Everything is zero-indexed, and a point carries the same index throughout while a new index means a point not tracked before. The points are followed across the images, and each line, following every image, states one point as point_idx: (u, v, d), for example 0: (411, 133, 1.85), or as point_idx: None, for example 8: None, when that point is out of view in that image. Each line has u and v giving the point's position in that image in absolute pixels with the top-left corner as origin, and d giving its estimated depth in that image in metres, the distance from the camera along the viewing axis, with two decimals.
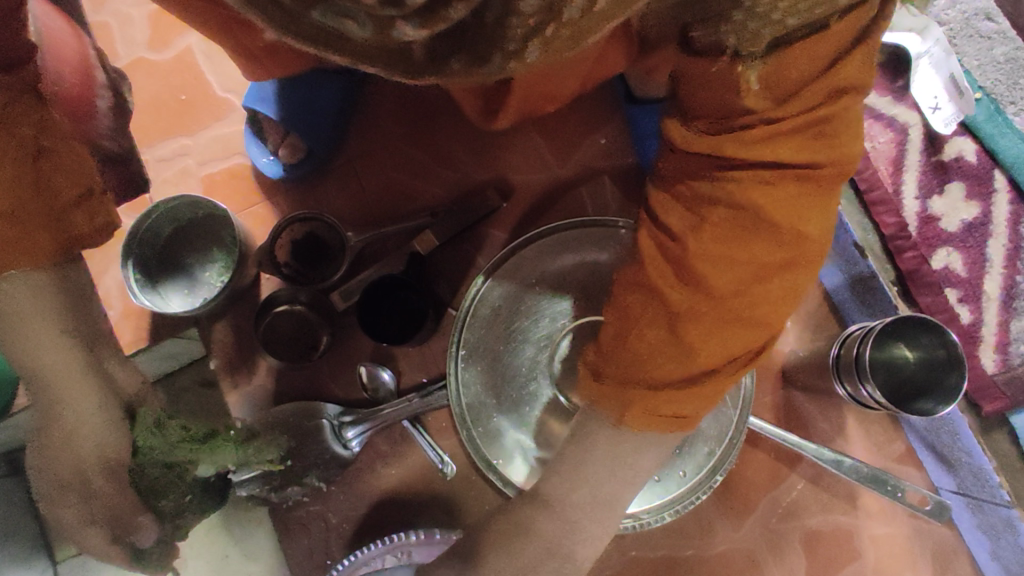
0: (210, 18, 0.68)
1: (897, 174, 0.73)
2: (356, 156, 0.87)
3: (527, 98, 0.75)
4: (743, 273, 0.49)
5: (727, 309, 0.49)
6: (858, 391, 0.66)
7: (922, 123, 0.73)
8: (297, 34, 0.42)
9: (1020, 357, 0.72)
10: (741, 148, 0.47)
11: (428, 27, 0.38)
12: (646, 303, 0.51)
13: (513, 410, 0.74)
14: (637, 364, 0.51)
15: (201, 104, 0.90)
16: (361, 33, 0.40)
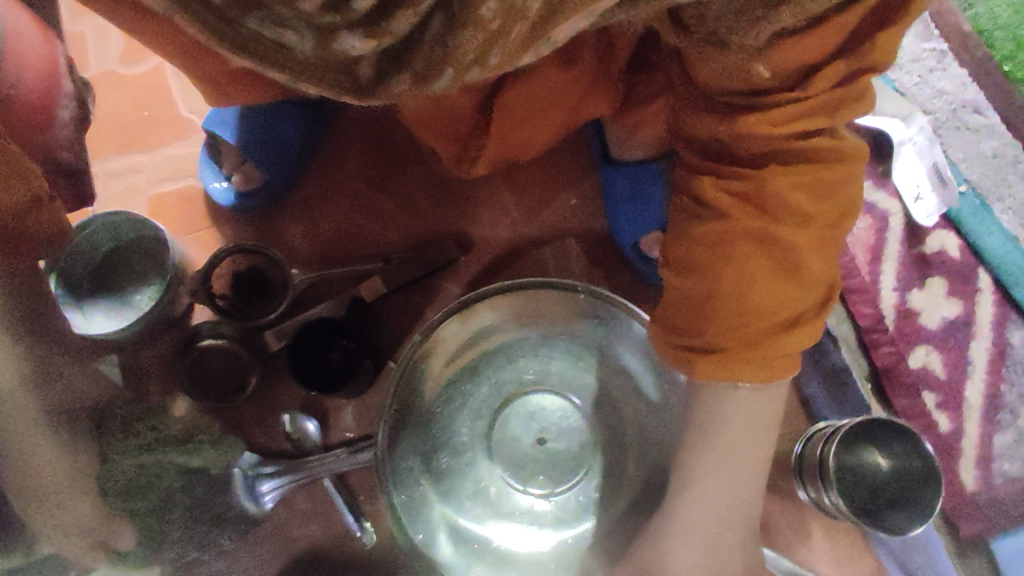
0: (170, 44, 0.63)
1: (875, 264, 0.68)
2: (315, 194, 0.83)
3: (505, 142, 0.72)
4: (782, 267, 0.45)
5: (772, 305, 0.45)
6: (821, 498, 0.59)
7: (903, 213, 0.69)
8: (234, 43, 0.41)
9: (1003, 475, 0.65)
10: (769, 128, 0.44)
11: (374, 39, 0.40)
12: (704, 311, 0.47)
13: (441, 480, 0.67)
14: (729, 367, 0.47)
15: (164, 124, 0.86)
16: (302, 46, 0.41)
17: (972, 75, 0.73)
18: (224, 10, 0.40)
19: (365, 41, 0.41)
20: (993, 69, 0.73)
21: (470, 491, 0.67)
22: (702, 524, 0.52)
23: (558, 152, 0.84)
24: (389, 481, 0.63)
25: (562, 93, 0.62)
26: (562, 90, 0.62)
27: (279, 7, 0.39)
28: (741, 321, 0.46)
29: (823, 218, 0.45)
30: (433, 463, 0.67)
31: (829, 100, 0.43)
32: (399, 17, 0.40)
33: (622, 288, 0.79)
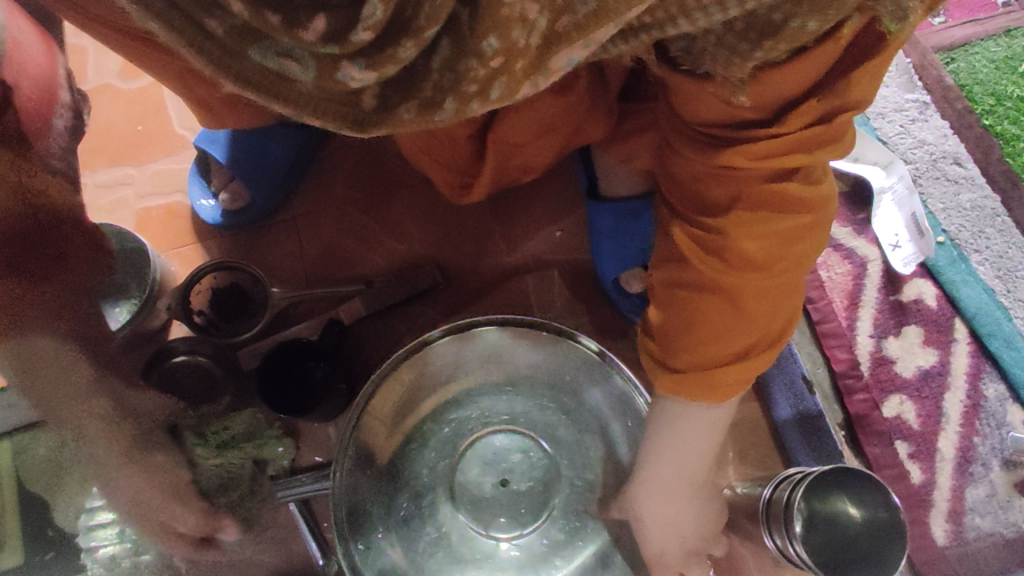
0: (163, 68, 0.64)
1: (852, 310, 0.68)
2: (304, 216, 0.83)
3: (504, 164, 0.75)
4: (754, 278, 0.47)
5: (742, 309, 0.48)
6: (787, 545, 0.58)
7: (881, 260, 0.69)
8: (240, 79, 0.42)
9: (975, 531, 0.64)
10: (747, 161, 0.46)
11: (376, 68, 0.41)
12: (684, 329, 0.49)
13: (403, 526, 0.66)
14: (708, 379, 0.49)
15: (157, 138, 0.87)
16: (304, 77, 0.42)
17: (954, 128, 0.74)
18: (226, 41, 0.40)
19: (366, 71, 0.41)
20: (975, 122, 0.74)
21: (431, 537, 0.66)
22: (676, 485, 0.55)
23: (545, 185, 0.84)
24: (347, 519, 0.62)
25: (562, 114, 0.66)
26: (561, 114, 0.66)
27: (283, 38, 0.40)
28: (720, 333, 0.48)
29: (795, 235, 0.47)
30: (393, 504, 0.66)
31: (804, 139, 0.45)
32: (404, 46, 0.41)
33: (602, 321, 0.79)
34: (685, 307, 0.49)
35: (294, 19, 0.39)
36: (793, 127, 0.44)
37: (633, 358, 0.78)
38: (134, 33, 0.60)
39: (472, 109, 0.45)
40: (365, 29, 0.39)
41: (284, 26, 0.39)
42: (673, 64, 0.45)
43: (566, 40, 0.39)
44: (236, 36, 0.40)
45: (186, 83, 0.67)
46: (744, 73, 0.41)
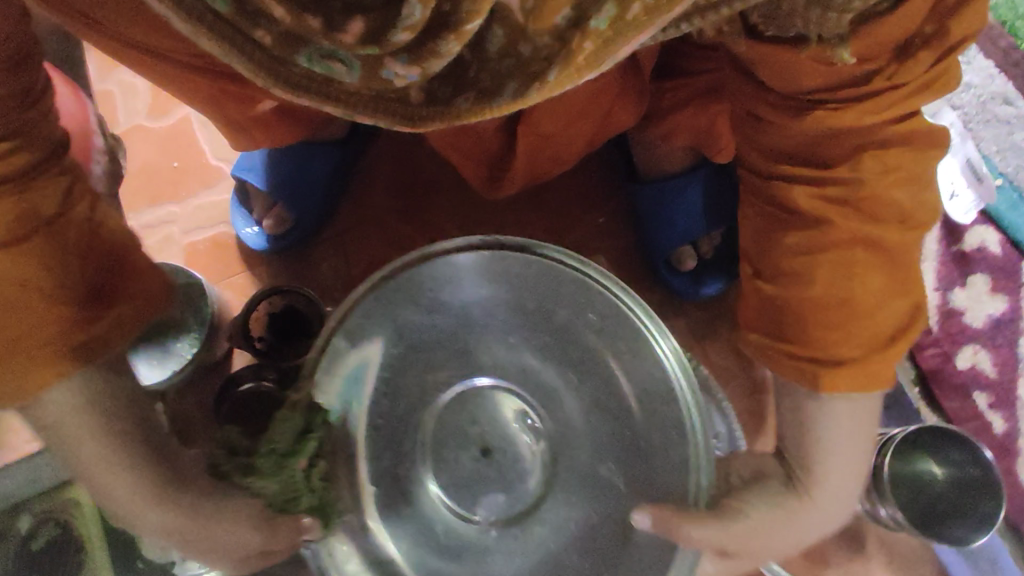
0: (198, 94, 0.65)
1: (912, 264, 0.67)
2: (347, 229, 0.84)
3: (536, 155, 0.73)
4: (869, 241, 0.45)
5: (867, 277, 0.46)
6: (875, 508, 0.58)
7: (939, 210, 0.68)
8: (287, 82, 0.41)
9: None
10: (859, 118, 0.44)
11: (419, 62, 0.41)
12: (829, 310, 0.46)
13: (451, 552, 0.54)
14: (853, 346, 0.46)
15: (193, 172, 0.89)
16: (350, 76, 0.42)
17: (1000, 66, 0.72)
18: (272, 48, 0.40)
19: (410, 65, 0.41)
20: (1020, 58, 0.72)
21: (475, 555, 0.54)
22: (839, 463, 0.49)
23: (581, 175, 0.84)
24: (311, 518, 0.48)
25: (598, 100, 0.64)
26: (590, 102, 0.64)
27: (326, 41, 0.40)
28: (852, 307, 0.46)
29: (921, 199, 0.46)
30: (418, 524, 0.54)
31: (910, 91, 0.43)
32: (446, 40, 0.40)
33: (654, 303, 0.79)
34: (797, 289, 0.47)
35: (334, 23, 0.39)
36: (896, 84, 0.43)
37: (690, 337, 0.77)
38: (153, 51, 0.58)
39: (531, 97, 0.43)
40: (405, 29, 0.39)
41: (324, 29, 0.39)
42: (756, 32, 0.43)
43: (634, 26, 0.38)
44: (280, 43, 0.39)
45: (217, 105, 0.67)
46: (843, 27, 0.39)
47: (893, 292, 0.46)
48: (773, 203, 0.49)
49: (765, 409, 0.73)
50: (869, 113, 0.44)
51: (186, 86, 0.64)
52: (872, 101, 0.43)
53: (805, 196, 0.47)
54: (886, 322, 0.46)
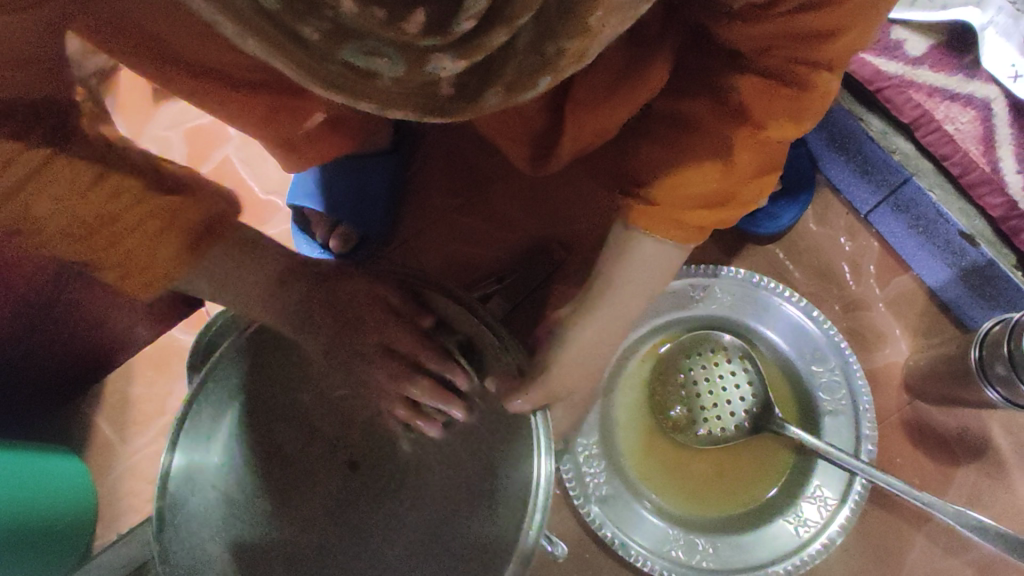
0: (250, 114, 0.65)
1: (990, 152, 0.70)
2: (411, 237, 0.84)
3: (583, 132, 0.69)
4: (702, 145, 0.51)
5: (687, 164, 0.52)
6: (1014, 390, 0.59)
7: (1004, 95, 0.70)
8: (316, 78, 0.36)
9: None
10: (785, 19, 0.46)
11: (468, 56, 0.36)
12: (690, 181, 0.52)
13: (615, 471, 0.71)
14: (676, 208, 0.53)
15: (247, 211, 0.89)
16: (391, 70, 0.37)
17: None
18: (318, 44, 0.34)
19: (459, 60, 0.36)
20: None
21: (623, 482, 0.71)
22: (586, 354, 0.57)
23: None
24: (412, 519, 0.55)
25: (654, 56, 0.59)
26: (640, 76, 0.60)
27: (380, 32, 0.34)
28: (689, 193, 0.52)
29: (781, 112, 0.49)
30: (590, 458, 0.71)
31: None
32: (496, 35, 0.35)
33: (729, 246, 0.78)
34: (663, 177, 0.52)
35: (397, 13, 0.33)
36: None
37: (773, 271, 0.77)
38: (202, 70, 0.58)
39: (565, 72, 0.40)
40: (469, 18, 0.34)
41: (387, 21, 0.34)
42: None
43: None
44: (326, 39, 0.34)
45: (270, 124, 0.67)
46: None
47: (718, 173, 0.51)
48: (714, 91, 0.52)
49: (864, 326, 0.74)
50: (809, 25, 0.46)
51: (238, 105, 0.64)
52: (811, 13, 0.45)
53: (751, 95, 0.50)
54: (686, 207, 0.52)
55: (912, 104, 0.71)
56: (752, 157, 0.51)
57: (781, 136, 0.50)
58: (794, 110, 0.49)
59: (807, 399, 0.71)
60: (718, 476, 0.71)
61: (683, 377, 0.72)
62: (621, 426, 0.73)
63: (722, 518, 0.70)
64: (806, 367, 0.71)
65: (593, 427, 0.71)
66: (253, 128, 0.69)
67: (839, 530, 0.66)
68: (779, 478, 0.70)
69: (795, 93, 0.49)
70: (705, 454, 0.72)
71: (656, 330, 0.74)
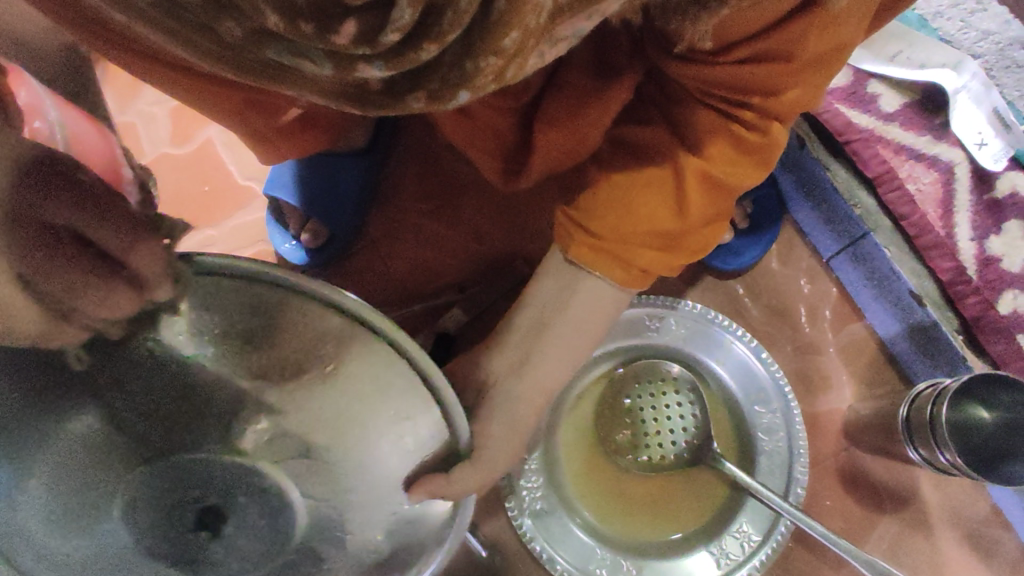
0: (219, 105, 0.66)
1: (947, 217, 0.71)
2: (379, 236, 0.85)
3: (550, 158, 0.70)
4: (653, 178, 0.53)
5: (638, 190, 0.53)
6: (933, 454, 0.61)
7: (968, 160, 0.71)
8: (240, 67, 0.39)
9: None
10: (726, 68, 0.48)
11: (395, 66, 0.37)
12: (650, 200, 0.53)
13: (551, 486, 0.73)
14: (633, 221, 0.53)
15: (225, 194, 0.91)
16: (319, 71, 0.39)
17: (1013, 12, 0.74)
18: (238, 40, 0.37)
19: (388, 69, 0.38)
20: None
21: (556, 499, 0.73)
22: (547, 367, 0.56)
23: None
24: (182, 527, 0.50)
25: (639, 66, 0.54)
26: (608, 103, 0.62)
27: (302, 42, 0.36)
28: (645, 223, 0.53)
29: (725, 158, 0.52)
30: (527, 472, 0.72)
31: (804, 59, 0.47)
32: (423, 48, 0.36)
33: (690, 277, 0.80)
34: (606, 206, 0.53)
35: (327, 26, 0.34)
36: (783, 43, 0.46)
37: (729, 306, 0.78)
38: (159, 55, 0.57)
39: (485, 89, 0.41)
40: (394, 31, 0.34)
41: (318, 33, 0.35)
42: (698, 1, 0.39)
43: None
44: (248, 38, 0.37)
45: (241, 115, 0.68)
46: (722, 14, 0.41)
47: (670, 205, 0.53)
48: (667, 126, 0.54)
49: (814, 370, 0.76)
50: (755, 78, 0.48)
51: (212, 97, 0.65)
52: (752, 63, 0.48)
53: (698, 130, 0.52)
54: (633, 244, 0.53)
55: (878, 159, 0.72)
56: (700, 197, 0.52)
57: (730, 179, 0.52)
58: (749, 152, 0.52)
59: (746, 435, 0.73)
60: (651, 501, 0.74)
61: (628, 403, 0.73)
62: (564, 445, 0.75)
63: (650, 541, 0.72)
64: (748, 404, 0.73)
65: (536, 444, 0.73)
66: (223, 119, 0.70)
67: (757, 566, 0.69)
68: (708, 511, 0.73)
69: (742, 134, 0.51)
70: (641, 477, 0.74)
71: (607, 355, 0.76)
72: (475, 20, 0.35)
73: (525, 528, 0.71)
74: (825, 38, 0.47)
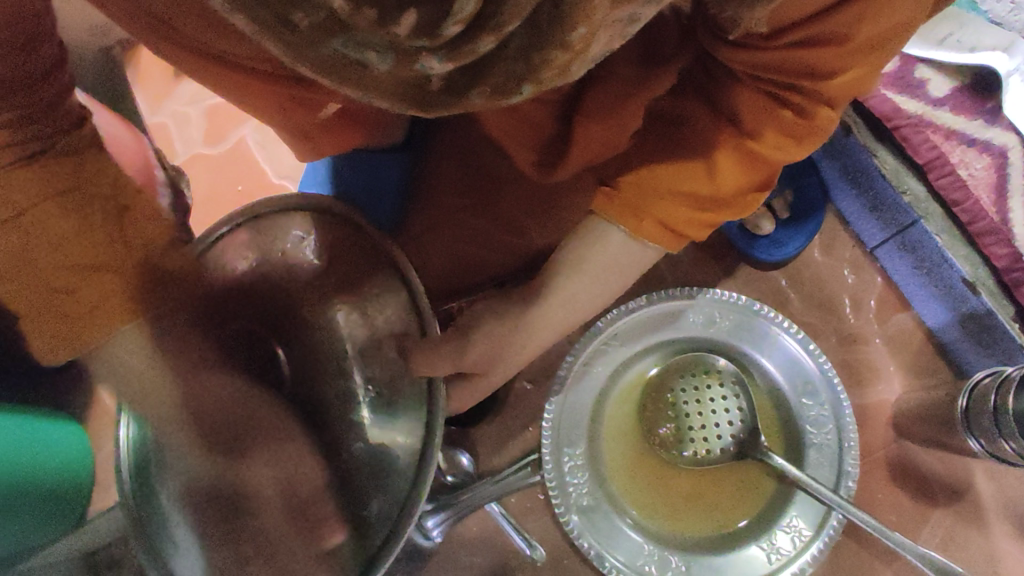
0: (261, 104, 0.66)
1: (1002, 202, 0.68)
2: (417, 232, 0.83)
3: (587, 150, 0.68)
4: (689, 158, 0.53)
5: (675, 170, 0.53)
6: (994, 443, 0.60)
7: (1022, 144, 0.68)
8: (304, 62, 0.39)
9: None
10: (777, 52, 0.47)
11: (457, 59, 0.37)
12: (686, 175, 0.53)
13: (597, 481, 0.72)
14: (660, 194, 0.54)
15: (259, 193, 0.90)
16: (380, 65, 0.38)
17: None
18: (307, 32, 0.37)
19: (447, 63, 0.38)
20: None
21: (602, 495, 0.72)
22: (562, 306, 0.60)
23: None
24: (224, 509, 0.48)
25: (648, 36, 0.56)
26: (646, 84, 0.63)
27: (370, 32, 0.36)
28: (677, 199, 0.54)
29: (771, 140, 0.51)
30: (572, 468, 0.72)
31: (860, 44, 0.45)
32: (483, 41, 0.36)
33: (731, 269, 0.79)
34: (640, 180, 0.54)
35: (388, 15, 0.35)
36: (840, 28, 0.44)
37: (771, 298, 0.78)
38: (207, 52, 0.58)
39: (549, 82, 0.41)
40: (456, 23, 0.35)
41: (378, 20, 0.35)
42: None
43: None
44: (316, 28, 0.36)
45: (283, 113, 0.68)
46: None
47: (701, 178, 0.53)
48: (715, 107, 0.52)
49: (859, 362, 0.75)
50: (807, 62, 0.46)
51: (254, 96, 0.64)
52: (808, 46, 0.45)
53: (746, 110, 0.50)
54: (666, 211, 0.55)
55: (928, 145, 0.69)
56: (733, 171, 0.53)
57: (769, 152, 0.52)
58: (796, 133, 0.51)
59: (795, 429, 0.71)
60: (697, 497, 0.73)
61: (671, 398, 0.72)
62: (607, 442, 0.74)
63: (697, 538, 0.71)
64: (795, 398, 0.72)
65: (580, 439, 0.73)
66: (265, 117, 0.70)
67: (809, 560, 0.68)
68: (756, 505, 0.72)
69: (792, 117, 0.50)
70: (686, 472, 0.73)
71: (650, 350, 0.75)
72: (540, 3, 0.35)
73: (571, 523, 0.71)
74: (886, 18, 0.44)
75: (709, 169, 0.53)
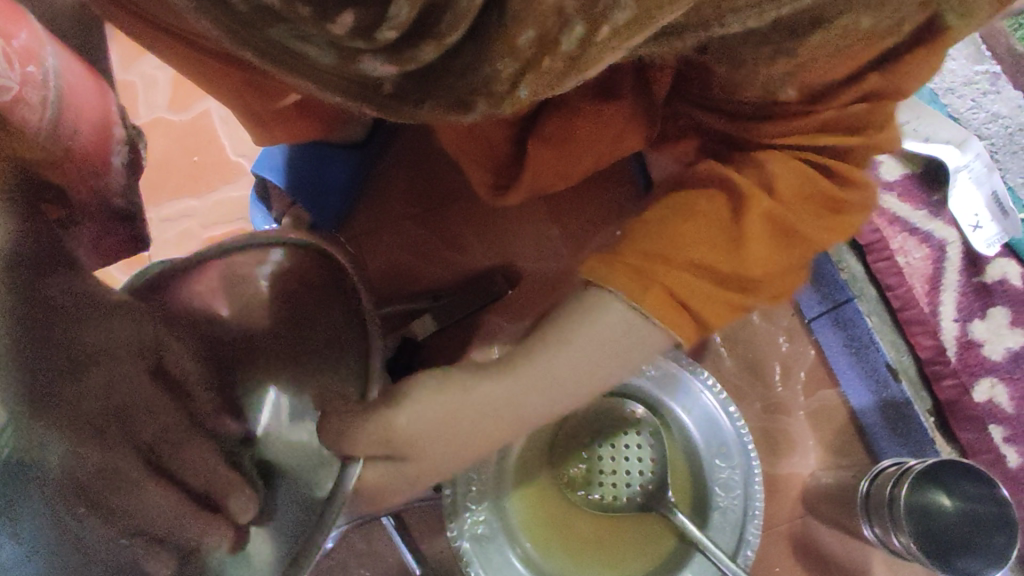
0: (223, 80, 0.64)
1: (934, 295, 0.71)
2: (359, 232, 0.84)
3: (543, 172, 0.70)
4: (721, 217, 0.49)
5: (682, 229, 0.49)
6: (888, 534, 0.60)
7: (962, 241, 0.72)
8: (245, 44, 0.37)
9: None
10: (789, 129, 0.49)
11: (397, 64, 0.35)
12: (707, 224, 0.48)
13: (496, 509, 0.70)
14: (672, 246, 0.48)
15: (214, 168, 0.89)
16: (322, 61, 0.37)
17: None
18: (240, 12, 0.35)
19: (389, 67, 0.36)
20: None
21: (499, 527, 0.70)
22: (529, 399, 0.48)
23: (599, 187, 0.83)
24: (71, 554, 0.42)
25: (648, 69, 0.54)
26: (607, 121, 0.62)
27: (308, 27, 0.34)
28: (699, 252, 0.47)
29: (801, 210, 0.49)
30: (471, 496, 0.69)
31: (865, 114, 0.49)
32: (423, 50, 0.34)
33: None
34: (641, 236, 0.50)
35: (324, 10, 0.33)
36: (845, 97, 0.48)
37: (705, 353, 0.77)
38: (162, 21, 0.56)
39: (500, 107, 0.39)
40: (391, 29, 0.33)
41: (315, 18, 0.34)
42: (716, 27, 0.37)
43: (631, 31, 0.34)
44: (256, 14, 0.35)
45: (241, 97, 0.68)
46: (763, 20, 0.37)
47: (726, 245, 0.48)
48: (741, 165, 0.51)
49: (780, 433, 0.74)
50: (827, 138, 0.49)
51: (214, 73, 0.64)
52: (828, 124, 0.49)
53: (782, 172, 0.49)
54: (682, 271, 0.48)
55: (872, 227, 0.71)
56: (764, 237, 0.48)
57: (801, 227, 0.49)
58: (820, 202, 0.49)
59: (704, 487, 0.70)
60: (597, 542, 0.71)
61: (589, 436, 0.71)
62: (515, 474, 0.72)
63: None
64: (710, 456, 0.71)
65: (487, 467, 0.70)
66: (223, 95, 0.69)
67: None
68: (652, 560, 0.70)
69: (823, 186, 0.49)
70: (592, 514, 0.71)
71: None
72: (482, 15, 0.33)
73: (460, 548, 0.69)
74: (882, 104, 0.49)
75: (732, 226, 0.48)
